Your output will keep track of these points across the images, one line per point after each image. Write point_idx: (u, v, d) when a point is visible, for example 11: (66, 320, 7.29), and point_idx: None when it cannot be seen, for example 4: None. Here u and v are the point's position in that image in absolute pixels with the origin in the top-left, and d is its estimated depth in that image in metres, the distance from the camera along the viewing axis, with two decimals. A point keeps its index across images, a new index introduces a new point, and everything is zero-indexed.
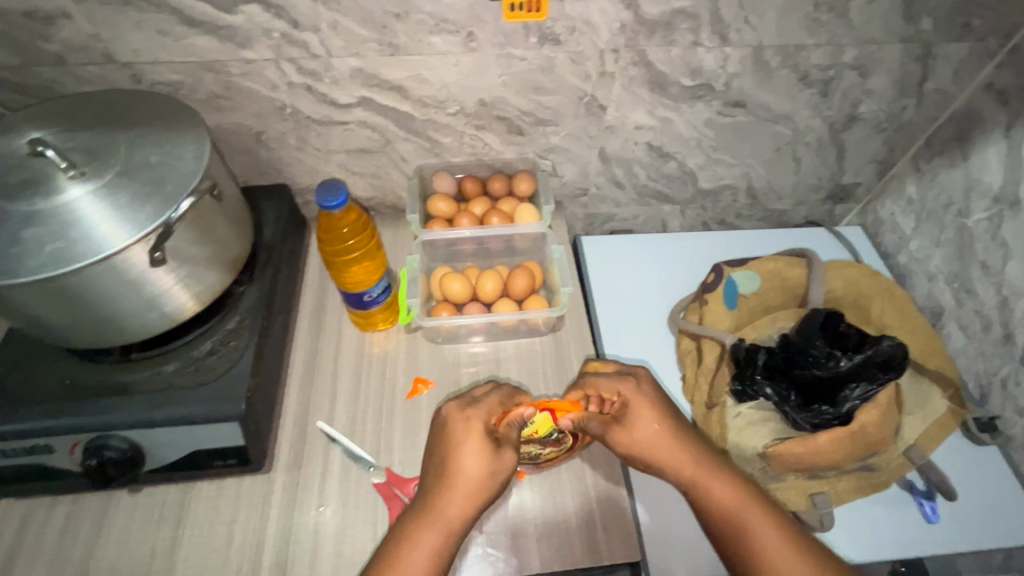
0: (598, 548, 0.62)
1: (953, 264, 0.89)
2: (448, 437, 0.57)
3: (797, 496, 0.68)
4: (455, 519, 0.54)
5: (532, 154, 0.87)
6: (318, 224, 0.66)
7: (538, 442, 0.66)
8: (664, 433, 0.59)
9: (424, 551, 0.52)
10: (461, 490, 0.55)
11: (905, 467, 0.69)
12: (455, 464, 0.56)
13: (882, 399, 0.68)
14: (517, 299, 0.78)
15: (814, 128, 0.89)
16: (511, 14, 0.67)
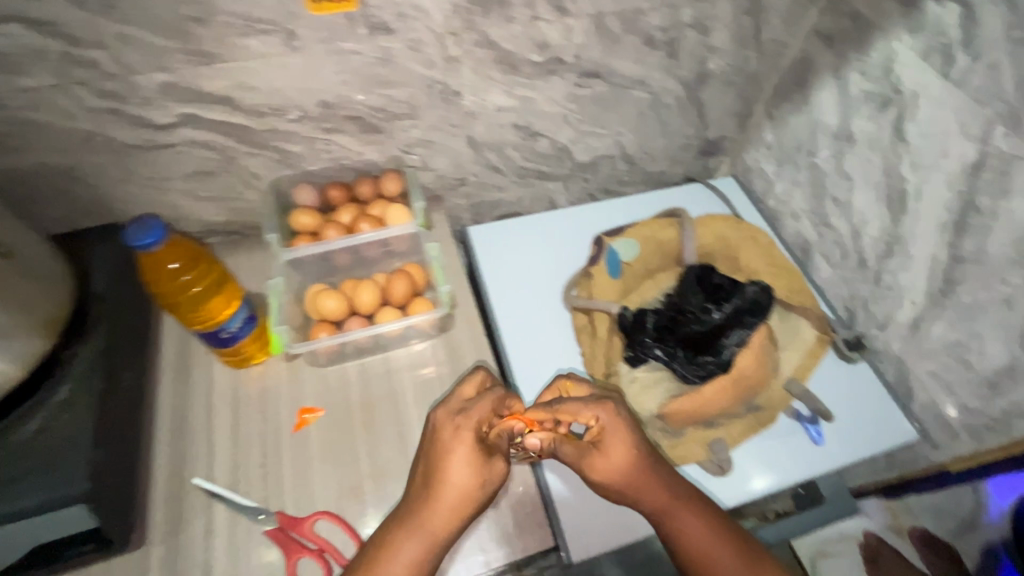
0: (510, 543, 0.62)
1: (811, 200, 0.95)
2: (441, 447, 0.55)
3: (697, 447, 0.70)
4: (440, 531, 0.54)
5: (395, 151, 0.82)
6: (142, 268, 0.59)
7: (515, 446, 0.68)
8: (643, 470, 0.59)
9: (407, 563, 0.52)
10: (448, 502, 0.54)
11: (785, 399, 0.73)
12: (443, 477, 0.54)
13: (756, 341, 0.73)
14: (399, 305, 0.75)
15: (671, 89, 0.91)
16: (317, 6, 0.62)
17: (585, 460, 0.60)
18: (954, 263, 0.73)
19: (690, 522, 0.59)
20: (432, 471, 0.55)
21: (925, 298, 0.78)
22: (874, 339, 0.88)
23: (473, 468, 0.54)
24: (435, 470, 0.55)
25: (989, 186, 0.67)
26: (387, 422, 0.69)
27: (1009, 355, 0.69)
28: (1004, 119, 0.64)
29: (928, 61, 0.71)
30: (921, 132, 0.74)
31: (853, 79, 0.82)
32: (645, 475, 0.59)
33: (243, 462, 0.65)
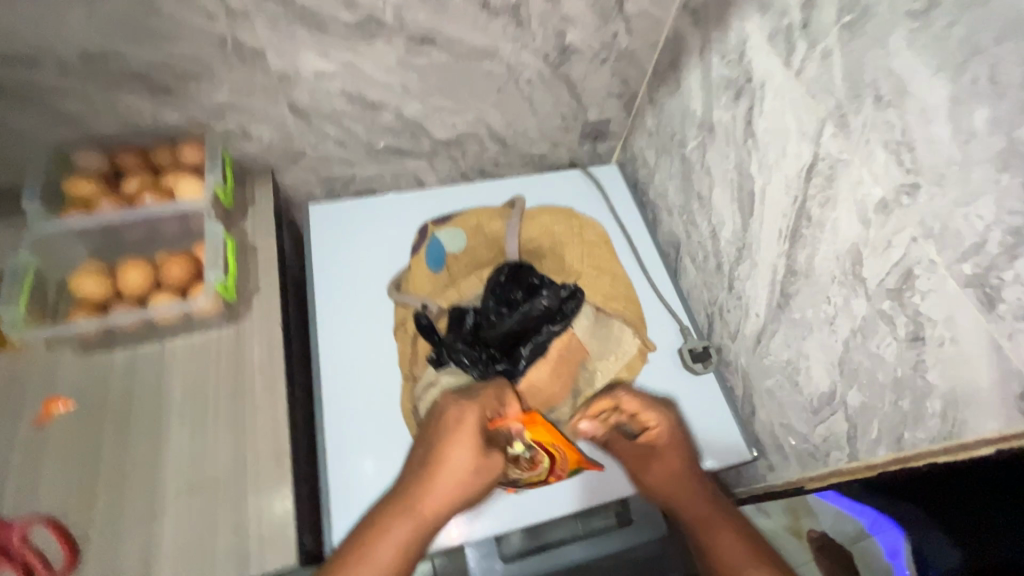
0: (248, 561, 0.56)
1: (682, 196, 0.88)
2: (447, 429, 0.61)
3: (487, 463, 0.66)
4: (429, 513, 0.57)
5: (199, 115, 0.74)
6: None
7: (514, 464, 0.65)
8: (687, 470, 0.64)
9: (390, 544, 0.55)
10: (444, 484, 0.58)
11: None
12: (444, 460, 0.59)
13: (553, 352, 0.71)
14: (177, 290, 0.67)
15: (528, 63, 0.82)
16: None
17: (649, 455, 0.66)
18: (790, 277, 0.67)
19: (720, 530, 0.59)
20: (434, 454, 0.60)
21: (767, 312, 0.72)
22: (727, 351, 0.82)
23: (474, 447, 0.59)
24: (437, 455, 0.59)
25: (819, 195, 0.60)
26: (144, 418, 0.63)
27: (830, 381, 0.63)
28: (832, 119, 0.56)
29: (773, 46, 0.62)
30: (766, 127, 0.66)
31: (715, 63, 0.73)
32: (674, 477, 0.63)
33: None
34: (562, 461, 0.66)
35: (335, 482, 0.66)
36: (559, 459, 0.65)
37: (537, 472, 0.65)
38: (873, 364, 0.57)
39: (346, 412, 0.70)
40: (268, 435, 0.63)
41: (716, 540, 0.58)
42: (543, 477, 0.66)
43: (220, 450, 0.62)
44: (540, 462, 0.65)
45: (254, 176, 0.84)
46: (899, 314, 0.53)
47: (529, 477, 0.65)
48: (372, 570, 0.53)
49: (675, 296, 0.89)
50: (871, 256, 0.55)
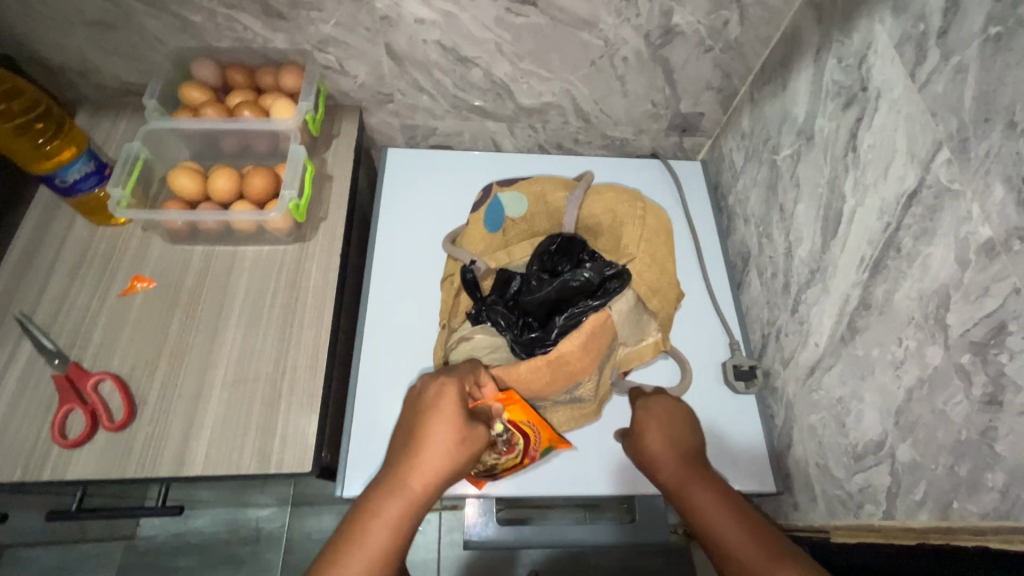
0: (269, 457, 0.61)
1: (762, 205, 0.82)
2: (425, 411, 0.58)
3: None
4: (419, 488, 0.56)
5: (305, 44, 0.78)
6: None
7: (493, 451, 0.64)
8: (664, 439, 0.63)
9: (385, 522, 0.54)
10: (428, 461, 0.56)
11: (609, 394, 0.72)
12: (424, 435, 0.57)
13: (587, 325, 0.66)
14: (256, 201, 0.72)
15: (628, 39, 0.79)
16: None
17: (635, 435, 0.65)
18: (861, 309, 0.61)
19: (704, 496, 0.58)
20: (416, 431, 0.58)
21: (827, 342, 0.67)
22: (775, 376, 0.77)
23: (455, 419, 0.57)
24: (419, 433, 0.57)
25: (915, 225, 0.54)
26: (208, 310, 0.69)
27: (881, 429, 0.58)
28: (950, 142, 0.50)
29: (900, 53, 0.56)
30: (872, 143, 0.60)
31: (829, 66, 0.67)
32: (659, 446, 0.63)
33: (66, 312, 0.67)
34: (536, 438, 0.65)
35: (359, 404, 0.70)
36: (534, 438, 0.65)
37: (514, 455, 0.66)
38: (935, 421, 0.51)
39: (382, 347, 0.73)
40: (308, 349, 0.67)
41: (699, 504, 0.58)
42: (520, 457, 0.66)
43: (264, 353, 0.66)
44: (516, 445, 0.65)
45: (344, 111, 0.88)
46: (978, 371, 0.47)
47: (506, 461, 0.65)
48: (370, 550, 0.52)
49: (732, 309, 0.84)
50: (960, 301, 0.49)
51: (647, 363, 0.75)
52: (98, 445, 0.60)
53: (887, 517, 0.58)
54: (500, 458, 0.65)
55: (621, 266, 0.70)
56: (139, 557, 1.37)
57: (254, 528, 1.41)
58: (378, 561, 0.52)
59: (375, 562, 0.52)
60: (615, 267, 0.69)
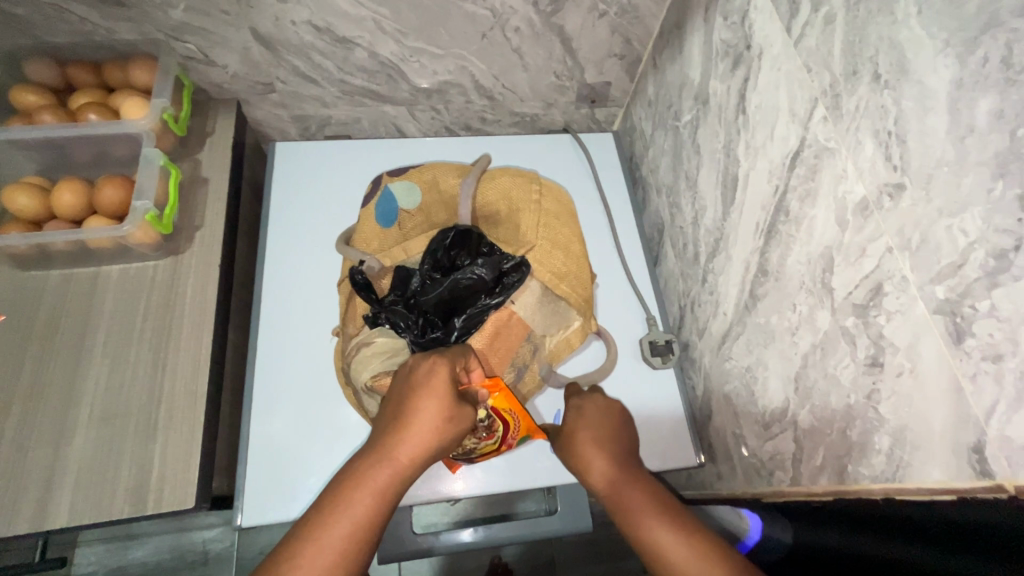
0: (146, 497, 0.55)
1: (671, 174, 0.80)
2: (417, 383, 0.55)
3: None
4: (406, 460, 0.52)
5: (157, 33, 0.70)
6: None
7: (473, 437, 0.61)
8: (596, 442, 0.58)
9: (368, 490, 0.50)
10: (418, 434, 0.53)
11: (540, 386, 0.69)
12: (415, 408, 0.54)
13: (489, 327, 0.66)
14: (113, 214, 0.65)
15: (515, 8, 0.74)
16: None
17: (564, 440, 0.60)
18: (760, 276, 0.60)
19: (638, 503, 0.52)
20: (403, 405, 0.54)
21: (734, 311, 0.66)
22: (693, 348, 0.76)
23: (446, 397, 0.54)
24: (409, 405, 0.54)
25: (800, 187, 0.52)
26: (68, 340, 0.62)
27: (784, 396, 0.57)
28: (825, 99, 0.48)
29: (777, 7, 0.53)
30: (758, 103, 0.58)
31: (717, 25, 0.64)
32: (591, 448, 0.58)
33: None
34: (517, 426, 0.63)
35: (253, 428, 0.65)
36: (513, 426, 0.63)
37: (493, 441, 0.63)
38: (828, 385, 0.51)
39: (276, 364, 0.68)
40: (186, 372, 0.61)
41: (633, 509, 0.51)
42: (498, 445, 0.64)
43: (138, 383, 0.60)
44: (496, 431, 0.62)
45: (220, 106, 0.80)
46: (861, 334, 0.46)
47: (484, 447, 0.63)
48: (352, 518, 0.49)
49: (650, 283, 0.83)
50: (842, 263, 0.48)
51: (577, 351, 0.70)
52: None
53: (794, 483, 0.57)
54: (476, 446, 0.62)
55: (521, 257, 0.68)
56: None
57: (200, 551, 1.35)
58: (359, 530, 0.48)
59: (356, 531, 0.48)
60: (514, 258, 0.67)
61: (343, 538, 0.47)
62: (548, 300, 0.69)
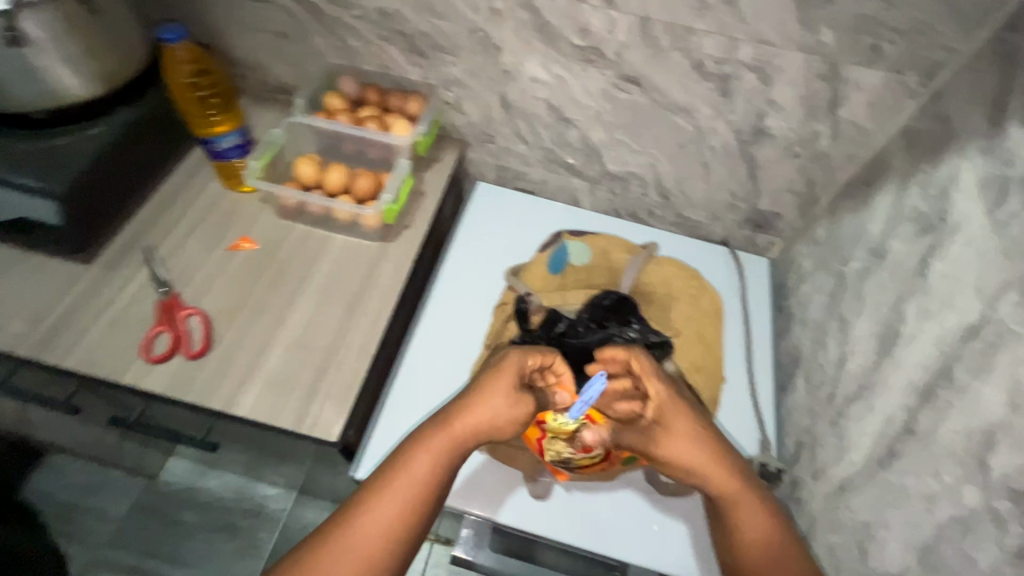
0: (305, 417, 0.67)
1: (823, 312, 0.82)
2: (490, 373, 0.63)
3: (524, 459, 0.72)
4: (464, 434, 0.59)
5: (434, 81, 0.90)
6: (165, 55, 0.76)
7: (569, 444, 0.67)
8: (706, 448, 0.61)
9: (430, 454, 0.58)
10: (479, 413, 0.60)
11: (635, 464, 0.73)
12: (481, 395, 0.61)
13: None
14: (358, 197, 0.82)
15: (719, 131, 0.85)
16: None
17: (644, 450, 0.63)
18: (903, 434, 0.59)
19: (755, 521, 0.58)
20: (473, 390, 0.62)
21: (863, 462, 0.64)
22: (802, 486, 0.74)
23: (508, 390, 0.61)
24: (473, 391, 0.62)
25: (972, 359, 0.53)
26: (292, 278, 0.78)
27: (903, 564, 0.55)
28: (1019, 285, 0.50)
29: (983, 191, 0.57)
30: (942, 272, 0.60)
31: (912, 193, 0.69)
32: (703, 459, 0.60)
33: (179, 254, 0.79)
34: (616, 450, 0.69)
35: (386, 400, 0.75)
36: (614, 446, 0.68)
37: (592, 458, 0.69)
38: (961, 565, 0.49)
39: (420, 353, 0.79)
40: (364, 333, 0.74)
41: (745, 524, 0.58)
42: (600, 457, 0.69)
43: (329, 326, 0.74)
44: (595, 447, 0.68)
45: (450, 143, 0.99)
46: (1014, 521, 0.45)
47: (580, 459, 0.68)
48: (413, 475, 0.56)
49: (772, 409, 0.83)
50: (1006, 444, 0.47)
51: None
52: (172, 366, 0.68)
53: None
54: (578, 458, 0.68)
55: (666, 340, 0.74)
56: (153, 500, 1.46)
57: (256, 504, 1.48)
58: (421, 486, 0.56)
59: (418, 487, 0.56)
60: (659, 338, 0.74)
61: (408, 491, 0.56)
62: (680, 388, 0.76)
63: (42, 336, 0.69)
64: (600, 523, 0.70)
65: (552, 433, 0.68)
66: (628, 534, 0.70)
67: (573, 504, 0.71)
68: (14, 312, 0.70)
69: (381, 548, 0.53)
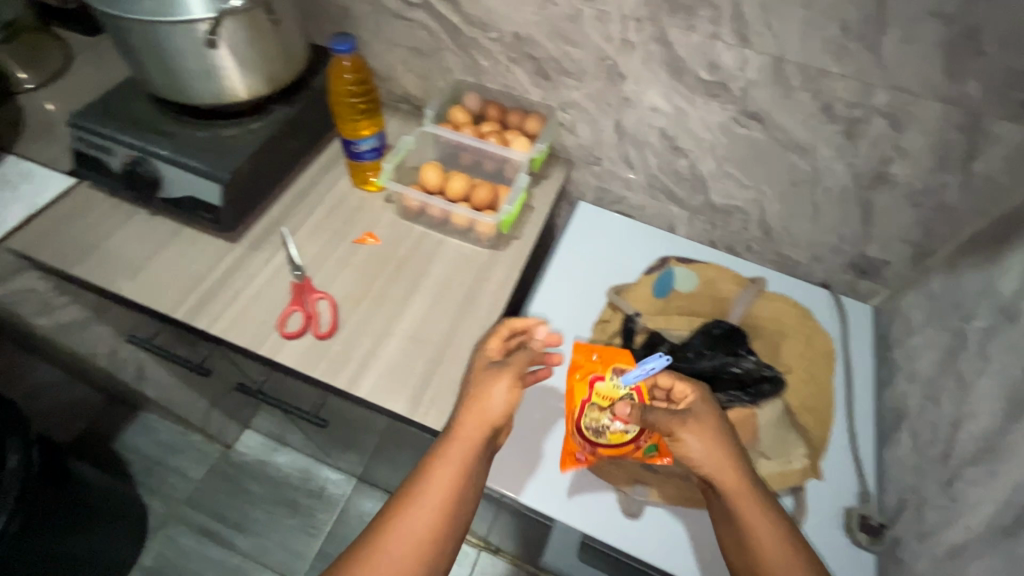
0: (418, 406, 0.71)
1: (936, 367, 0.78)
2: (479, 375, 0.65)
3: (621, 475, 0.74)
4: (473, 431, 0.62)
5: (553, 102, 0.94)
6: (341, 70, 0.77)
7: (609, 415, 0.72)
8: (723, 443, 0.63)
9: (449, 461, 0.60)
10: (482, 412, 0.62)
11: None
12: (478, 395, 0.64)
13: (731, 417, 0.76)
14: (476, 205, 0.87)
15: (836, 173, 0.84)
16: None
17: (669, 432, 0.64)
18: None
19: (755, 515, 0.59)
20: (471, 392, 0.64)
21: (981, 530, 0.61)
22: (904, 546, 0.71)
23: (498, 384, 0.64)
24: (471, 397, 0.64)
25: None
26: (410, 274, 0.84)
27: None
28: None
29: None
30: None
31: None
32: (720, 451, 0.62)
33: (312, 242, 0.86)
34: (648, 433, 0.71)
35: None
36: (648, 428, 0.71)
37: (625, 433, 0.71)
38: None
39: None
40: (473, 333, 0.78)
41: (749, 518, 0.59)
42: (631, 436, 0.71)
43: (441, 323, 0.79)
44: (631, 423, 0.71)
45: (557, 161, 1.03)
46: None
47: (614, 433, 0.71)
48: (438, 486, 0.58)
49: (872, 461, 0.80)
50: None
51: (796, 490, 0.75)
52: (303, 343, 0.75)
53: None
54: (610, 429, 0.71)
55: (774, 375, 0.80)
56: (228, 467, 1.56)
57: (320, 485, 1.54)
58: (446, 491, 0.58)
59: (446, 492, 0.58)
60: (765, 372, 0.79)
61: (434, 500, 0.58)
62: (774, 425, 0.78)
63: (194, 303, 0.78)
64: (679, 545, 0.70)
65: (592, 403, 0.73)
66: (714, 561, 0.69)
67: (662, 526, 0.72)
68: (172, 280, 0.80)
69: (423, 556, 0.55)
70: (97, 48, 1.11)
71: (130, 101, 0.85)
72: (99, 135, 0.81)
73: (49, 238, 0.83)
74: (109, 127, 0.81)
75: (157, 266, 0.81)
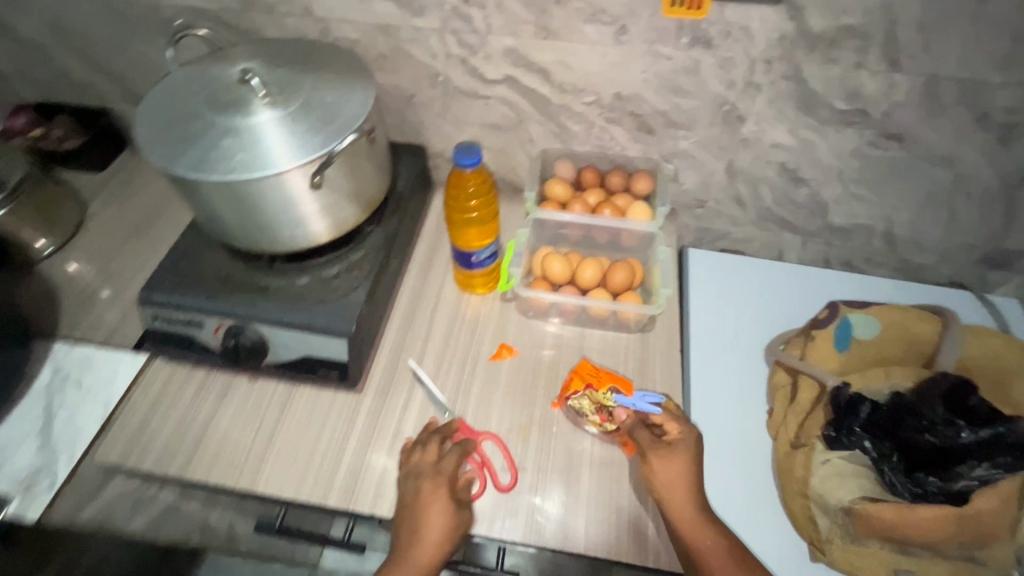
0: (646, 547, 0.62)
1: None
2: (416, 504, 0.60)
3: (878, 565, 0.66)
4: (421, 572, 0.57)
5: (656, 155, 0.85)
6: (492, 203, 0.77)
7: (595, 408, 0.69)
8: (690, 479, 0.63)
9: None
10: (427, 547, 0.58)
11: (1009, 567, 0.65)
12: (419, 531, 0.59)
13: (1005, 488, 0.66)
14: (612, 290, 0.79)
15: (981, 177, 0.79)
16: (669, 9, 0.69)
17: (643, 453, 0.64)
18: None
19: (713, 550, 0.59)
20: (410, 527, 0.59)
21: None
22: None
23: (439, 515, 0.59)
24: (408, 528, 0.59)
25: None
26: None
27: None
28: None
29: None
30: None
31: None
32: (680, 481, 0.62)
33: (444, 371, 0.75)
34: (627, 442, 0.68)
35: None
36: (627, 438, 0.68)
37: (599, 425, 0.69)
38: None
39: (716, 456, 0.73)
40: None
41: (707, 550, 0.59)
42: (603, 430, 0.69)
43: None
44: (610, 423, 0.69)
45: None
46: None
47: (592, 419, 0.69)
48: None
49: None
50: None
51: None
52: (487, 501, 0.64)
53: None
54: (589, 418, 0.69)
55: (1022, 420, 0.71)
56: None
57: None
58: None
59: None
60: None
61: None
62: None
63: (344, 480, 0.66)
64: None
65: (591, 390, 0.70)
66: None
67: None
68: (307, 456, 0.68)
69: None
70: (111, 185, 0.96)
71: (202, 258, 0.73)
72: (181, 308, 0.68)
73: (139, 436, 0.70)
74: (191, 297, 0.69)
75: (284, 441, 0.69)
